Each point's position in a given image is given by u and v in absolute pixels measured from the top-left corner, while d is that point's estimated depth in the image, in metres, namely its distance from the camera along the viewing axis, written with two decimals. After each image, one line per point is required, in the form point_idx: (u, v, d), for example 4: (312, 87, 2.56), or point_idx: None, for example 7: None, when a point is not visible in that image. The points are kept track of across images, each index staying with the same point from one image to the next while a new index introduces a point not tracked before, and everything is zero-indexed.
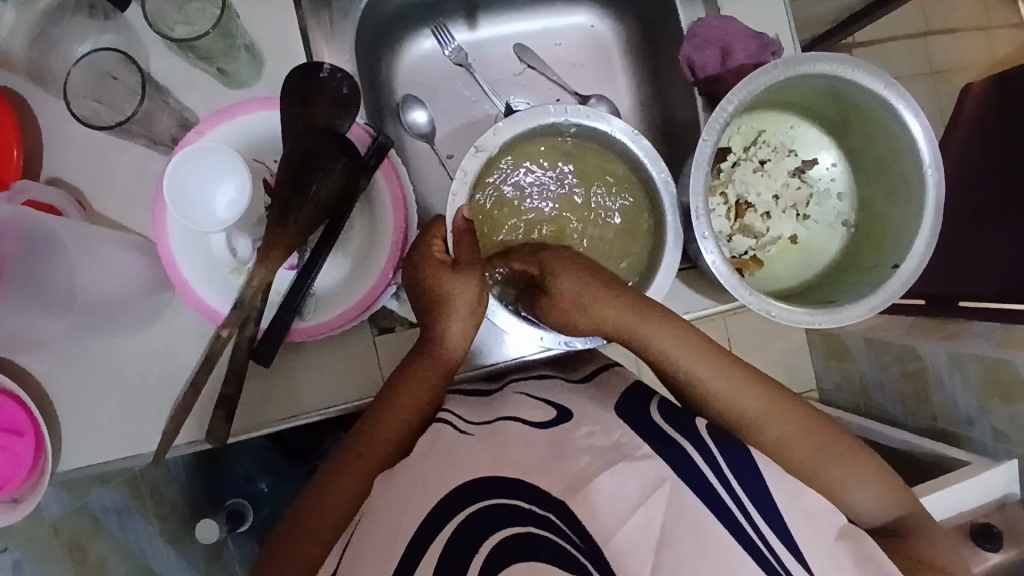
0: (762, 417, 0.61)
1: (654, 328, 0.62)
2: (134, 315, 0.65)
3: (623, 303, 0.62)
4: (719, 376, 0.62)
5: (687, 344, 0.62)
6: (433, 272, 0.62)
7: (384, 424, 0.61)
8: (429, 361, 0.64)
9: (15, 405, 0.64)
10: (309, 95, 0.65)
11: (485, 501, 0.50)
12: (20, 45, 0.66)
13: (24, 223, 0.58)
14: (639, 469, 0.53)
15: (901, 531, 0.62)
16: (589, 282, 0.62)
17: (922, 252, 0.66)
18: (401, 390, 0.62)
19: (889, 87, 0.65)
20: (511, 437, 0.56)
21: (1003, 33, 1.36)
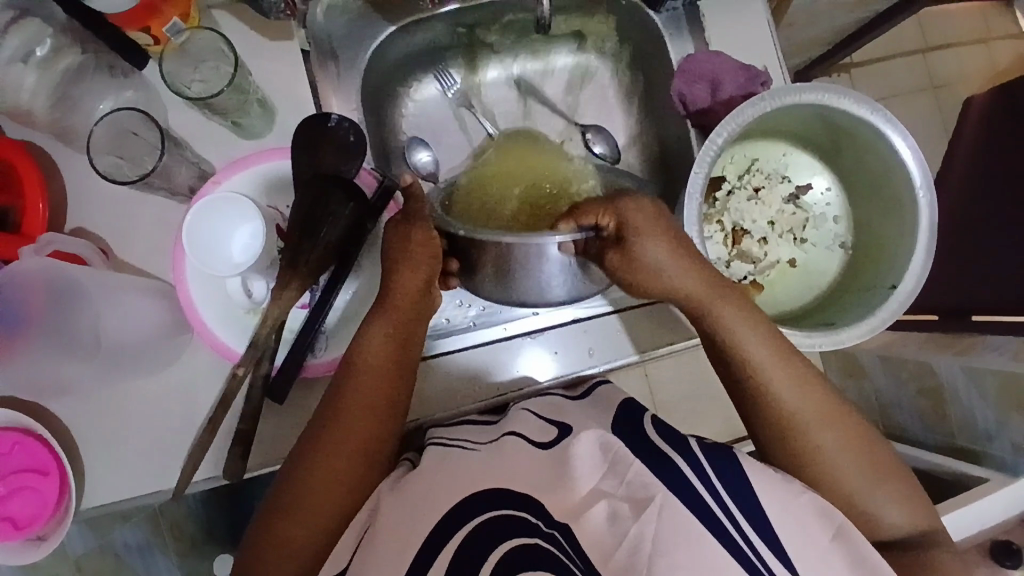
0: (802, 420, 0.61)
1: (731, 318, 0.63)
2: (154, 358, 0.68)
3: (708, 287, 0.63)
4: (784, 377, 0.62)
5: (747, 321, 0.63)
6: (395, 232, 0.65)
7: (343, 436, 0.60)
8: (388, 325, 0.64)
9: (41, 447, 0.67)
10: (317, 144, 0.69)
11: (496, 511, 0.51)
12: (42, 105, 0.68)
13: (51, 275, 0.62)
14: (638, 485, 0.53)
15: (880, 476, 0.61)
16: (674, 254, 0.62)
17: (919, 273, 0.67)
18: (362, 362, 0.63)
19: (876, 113, 0.66)
20: (516, 458, 0.57)
21: (1001, 44, 1.38)
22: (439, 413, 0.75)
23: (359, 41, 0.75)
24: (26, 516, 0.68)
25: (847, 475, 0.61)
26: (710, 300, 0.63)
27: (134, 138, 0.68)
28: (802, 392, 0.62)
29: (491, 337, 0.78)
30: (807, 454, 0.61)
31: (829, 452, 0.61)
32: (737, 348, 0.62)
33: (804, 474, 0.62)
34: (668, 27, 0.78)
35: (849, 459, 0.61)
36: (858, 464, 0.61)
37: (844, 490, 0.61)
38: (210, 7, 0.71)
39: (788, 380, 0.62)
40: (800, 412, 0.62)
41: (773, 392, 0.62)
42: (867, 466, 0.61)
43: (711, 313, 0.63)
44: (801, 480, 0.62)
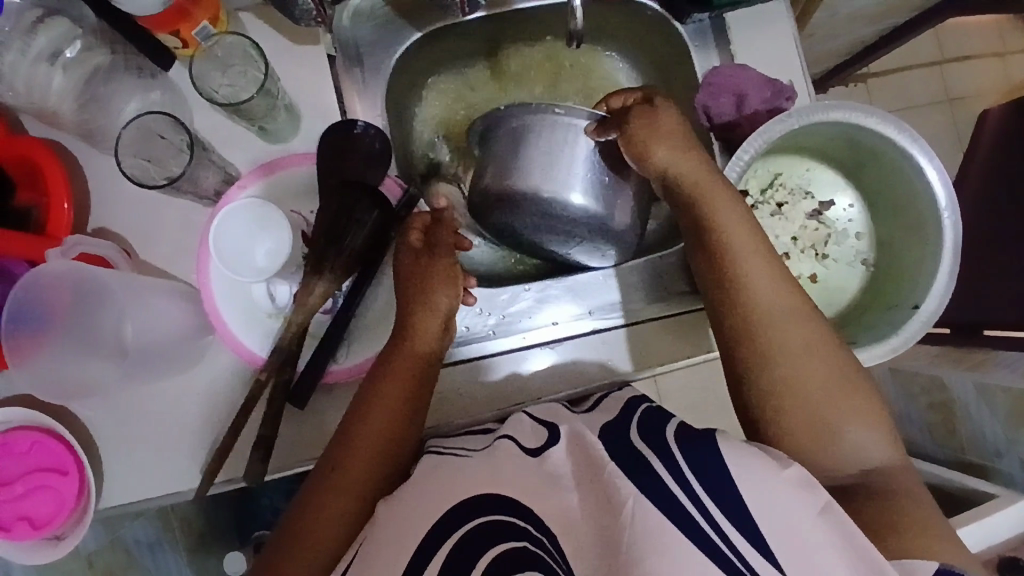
0: (781, 319, 0.59)
1: (730, 213, 0.63)
2: (178, 357, 0.68)
3: (702, 172, 0.65)
4: (765, 273, 0.61)
5: (734, 211, 0.63)
6: (413, 260, 0.67)
7: (360, 442, 0.59)
8: (405, 352, 0.64)
9: (61, 447, 0.67)
10: (344, 150, 0.69)
11: (477, 520, 0.49)
12: (68, 107, 0.67)
13: (78, 277, 0.62)
14: (611, 487, 0.50)
15: (856, 406, 0.57)
16: (679, 142, 0.66)
17: (941, 295, 0.67)
18: (379, 391, 0.62)
19: (902, 133, 0.66)
20: (505, 466, 0.53)
21: (1019, 58, 1.35)
22: (456, 420, 0.75)
23: (386, 49, 0.75)
24: (44, 516, 0.67)
25: (820, 391, 0.57)
26: (702, 185, 0.64)
27: (161, 141, 0.67)
28: (784, 294, 0.60)
29: (509, 345, 0.77)
30: (781, 357, 0.58)
31: (813, 368, 0.57)
32: (731, 241, 0.62)
33: (774, 377, 0.57)
34: (695, 39, 0.78)
35: (831, 384, 0.57)
36: (837, 393, 0.57)
37: (815, 412, 0.56)
38: (237, 10, 0.71)
39: (771, 277, 0.60)
40: (780, 312, 0.59)
41: (750, 284, 0.60)
42: (850, 397, 0.57)
43: (701, 197, 0.64)
44: (765, 387, 0.58)
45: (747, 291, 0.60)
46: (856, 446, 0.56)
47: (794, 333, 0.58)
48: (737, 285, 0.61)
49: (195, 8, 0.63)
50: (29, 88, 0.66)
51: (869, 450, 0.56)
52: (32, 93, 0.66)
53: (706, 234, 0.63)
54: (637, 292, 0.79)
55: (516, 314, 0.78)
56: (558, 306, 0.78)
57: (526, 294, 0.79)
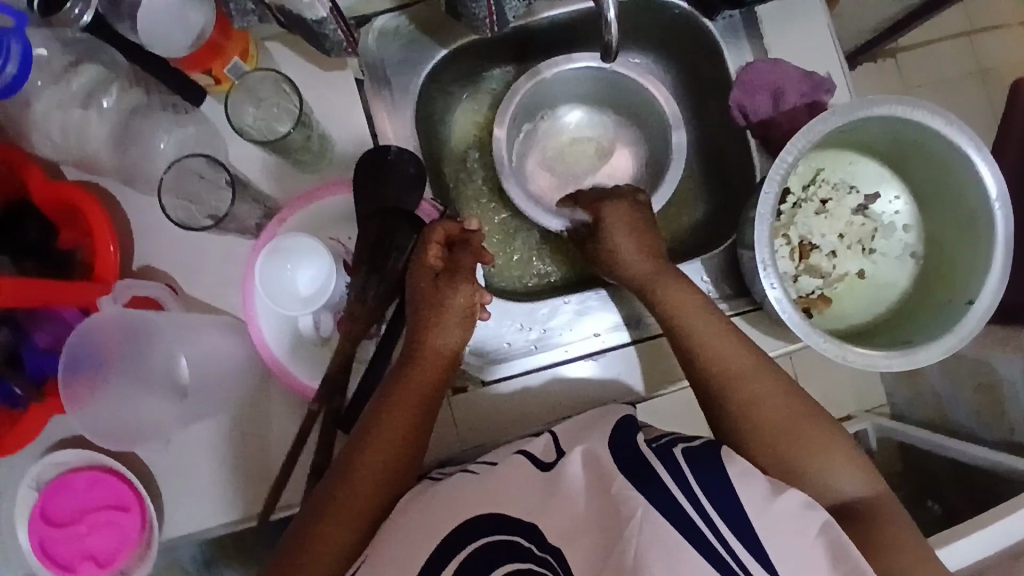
0: (747, 392, 0.60)
1: (666, 285, 0.66)
2: (229, 390, 0.68)
3: (654, 268, 0.67)
4: (728, 350, 0.62)
5: (688, 302, 0.65)
6: (425, 279, 0.65)
7: (364, 466, 0.57)
8: (418, 371, 0.63)
9: (121, 482, 0.68)
10: (380, 176, 0.69)
11: (480, 539, 0.49)
12: (107, 151, 0.67)
13: (126, 319, 0.62)
14: (620, 500, 0.49)
15: (837, 472, 0.57)
16: (631, 240, 0.69)
17: (996, 287, 0.65)
18: (393, 400, 0.61)
19: (951, 125, 0.64)
20: (512, 479, 0.52)
21: None
22: (505, 437, 0.74)
23: (413, 69, 0.74)
24: (109, 552, 0.69)
25: (795, 457, 0.57)
26: (656, 280, 0.67)
27: (200, 181, 0.67)
28: (752, 368, 0.61)
29: (552, 359, 0.76)
30: (758, 421, 0.59)
31: (772, 408, 0.59)
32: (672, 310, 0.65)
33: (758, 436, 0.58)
34: (726, 36, 0.76)
35: (793, 418, 0.59)
36: (803, 426, 0.58)
37: (798, 467, 0.57)
38: (263, 39, 0.70)
39: (735, 355, 0.61)
40: (750, 385, 0.60)
41: (716, 362, 0.62)
42: (813, 431, 0.58)
43: (656, 292, 0.66)
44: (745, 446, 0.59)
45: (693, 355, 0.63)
46: (827, 481, 0.57)
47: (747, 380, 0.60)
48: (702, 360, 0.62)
49: (225, 41, 0.63)
50: (65, 134, 0.66)
51: (841, 482, 0.57)
52: (70, 139, 0.66)
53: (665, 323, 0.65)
54: None
55: (556, 326, 0.77)
56: (596, 317, 0.77)
57: (566, 306, 0.78)
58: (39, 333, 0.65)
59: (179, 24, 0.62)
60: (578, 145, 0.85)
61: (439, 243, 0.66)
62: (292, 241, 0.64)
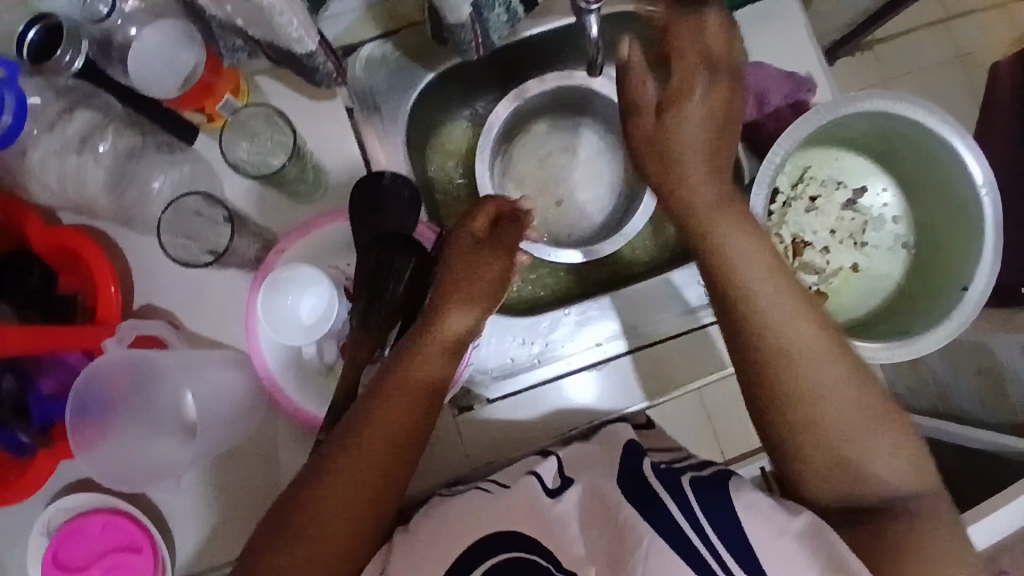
0: (801, 350, 0.55)
1: (732, 220, 0.58)
2: (236, 424, 0.68)
3: (717, 201, 0.59)
4: (781, 305, 0.56)
5: (749, 243, 0.58)
6: (460, 255, 0.60)
7: (356, 471, 0.53)
8: (415, 377, 0.57)
9: (131, 524, 0.67)
10: (377, 202, 0.70)
11: (495, 557, 0.51)
12: (104, 194, 0.68)
13: (132, 360, 0.63)
14: (628, 526, 0.50)
15: (876, 455, 0.54)
16: (701, 146, 0.58)
17: (989, 271, 0.66)
18: (384, 403, 0.55)
19: (933, 116, 0.66)
20: (524, 501, 0.54)
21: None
22: (514, 452, 0.75)
23: (402, 94, 0.75)
24: None
25: (840, 430, 0.54)
26: (715, 218, 0.58)
27: (200, 219, 0.67)
28: (808, 325, 0.56)
29: (556, 371, 0.77)
30: (807, 389, 0.55)
31: (829, 373, 0.55)
32: (733, 261, 0.57)
33: (801, 406, 0.55)
34: None
35: (850, 392, 0.55)
36: (857, 404, 0.55)
37: (835, 446, 0.54)
38: (252, 73, 0.71)
39: (793, 311, 0.56)
40: (800, 344, 0.55)
41: (766, 317, 0.56)
42: (870, 410, 0.55)
43: (714, 233, 0.58)
44: (789, 413, 0.55)
45: (756, 304, 0.56)
46: (871, 461, 0.54)
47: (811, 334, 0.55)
48: (752, 313, 0.56)
49: (217, 80, 0.64)
50: (63, 180, 0.66)
51: (884, 466, 0.54)
52: (67, 186, 0.67)
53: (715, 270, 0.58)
54: (676, 304, 0.79)
55: (560, 337, 0.78)
56: (597, 327, 0.78)
57: (567, 317, 0.78)
58: (46, 379, 0.66)
59: (168, 67, 0.63)
60: (558, 165, 0.86)
61: (490, 214, 0.62)
62: (290, 272, 0.64)
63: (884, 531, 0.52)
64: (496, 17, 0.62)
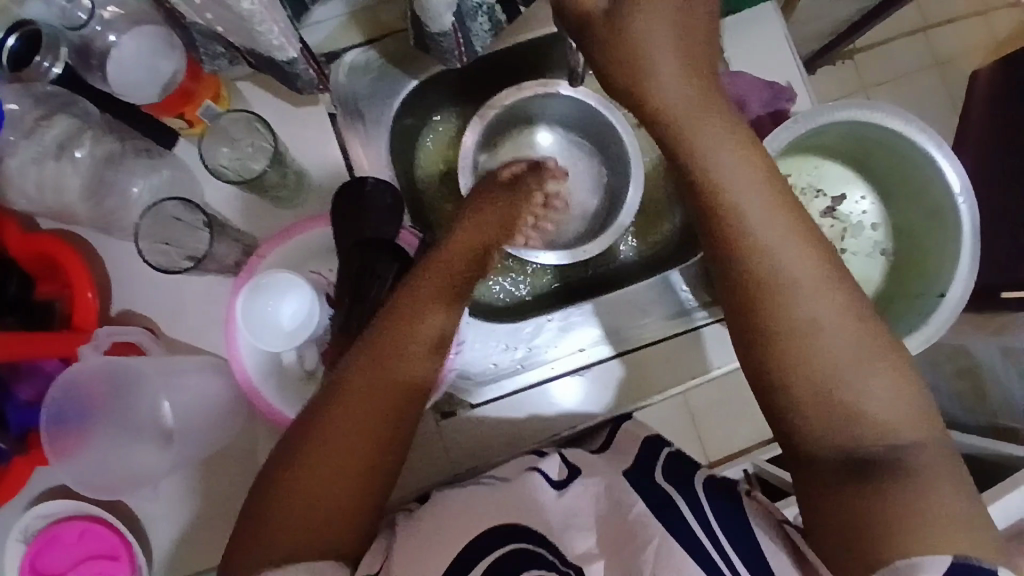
0: (786, 265, 0.52)
1: (709, 128, 0.54)
2: (216, 431, 0.68)
3: (696, 103, 0.54)
4: (767, 219, 0.53)
5: (734, 149, 0.54)
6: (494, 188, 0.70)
7: (342, 419, 0.53)
8: (405, 321, 0.57)
9: (110, 532, 0.66)
10: (359, 208, 0.69)
11: (504, 548, 0.49)
12: (82, 200, 0.67)
13: (110, 368, 0.62)
14: (638, 526, 0.51)
15: (870, 392, 0.50)
16: (681, 51, 0.54)
17: (965, 279, 0.67)
18: (381, 338, 0.56)
19: (909, 124, 0.67)
20: (526, 496, 0.54)
21: (1002, 14, 1.34)
22: (496, 457, 0.76)
23: (385, 99, 0.75)
24: None
25: (831, 359, 0.50)
26: (695, 122, 0.54)
27: (177, 224, 0.66)
28: (795, 242, 0.52)
29: (539, 377, 0.77)
30: (794, 310, 0.51)
31: (814, 298, 0.51)
32: (714, 172, 0.53)
33: (788, 328, 0.51)
34: None
35: (839, 319, 0.51)
36: (846, 329, 0.51)
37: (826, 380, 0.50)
38: (233, 79, 0.70)
39: (779, 225, 0.52)
40: (786, 263, 0.52)
41: (752, 231, 0.52)
42: (858, 340, 0.51)
43: (695, 142, 0.54)
44: (776, 339, 0.51)
45: (740, 221, 0.53)
46: (858, 394, 0.50)
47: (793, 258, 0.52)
48: (735, 226, 0.53)
49: (196, 87, 0.64)
50: (41, 188, 0.66)
51: (872, 400, 0.50)
52: (46, 193, 0.66)
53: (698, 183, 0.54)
54: (656, 311, 0.80)
55: (541, 343, 0.78)
56: (580, 332, 0.78)
57: (550, 323, 0.78)
58: (23, 387, 0.65)
59: (147, 73, 0.62)
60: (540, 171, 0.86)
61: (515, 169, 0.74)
62: (271, 277, 0.64)
63: (888, 487, 0.48)
64: (479, 26, 0.62)
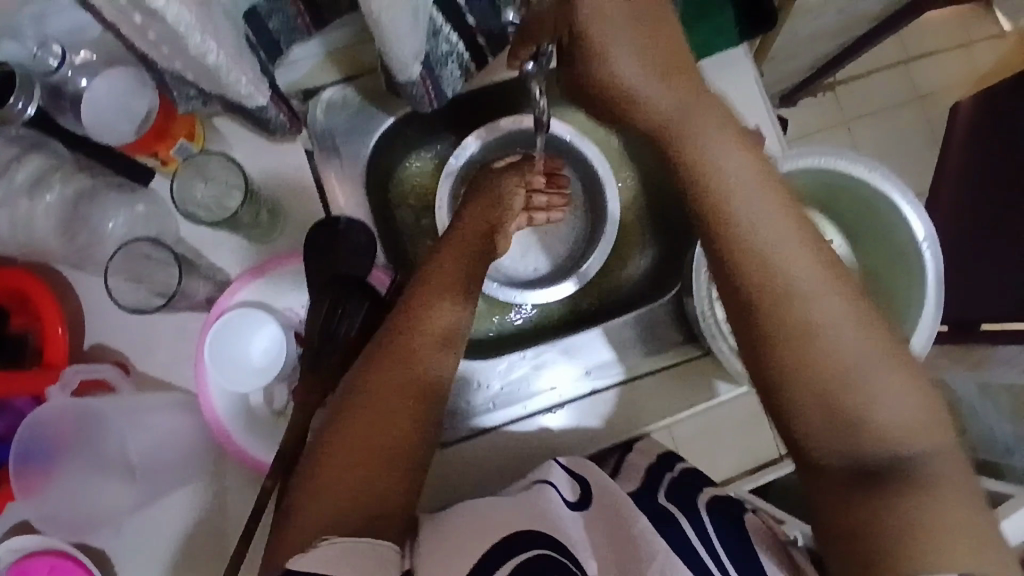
0: (788, 267, 0.52)
1: (711, 141, 0.56)
2: (182, 468, 0.68)
3: (681, 113, 0.57)
4: (770, 222, 0.54)
5: (731, 155, 0.56)
6: (503, 177, 0.71)
7: (363, 403, 0.56)
8: (409, 314, 0.61)
9: (74, 567, 0.64)
10: (331, 247, 0.70)
11: (529, 553, 0.47)
12: (55, 236, 0.68)
13: (78, 408, 0.63)
14: (642, 542, 0.49)
15: (875, 394, 0.49)
16: (649, 68, 0.58)
17: (930, 326, 0.68)
18: (398, 330, 0.60)
19: (873, 171, 0.69)
20: (544, 501, 0.53)
21: (982, 47, 1.36)
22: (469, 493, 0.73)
23: (362, 134, 0.76)
24: None
25: (836, 358, 0.50)
26: (685, 134, 0.57)
27: (147, 261, 0.68)
28: (799, 247, 0.53)
29: (511, 415, 0.76)
30: (799, 310, 0.51)
31: (819, 299, 0.51)
32: (711, 176, 0.55)
33: (792, 328, 0.51)
34: None
35: (844, 318, 0.51)
36: (852, 328, 0.51)
37: (832, 381, 0.50)
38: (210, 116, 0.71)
39: (779, 230, 0.53)
40: (789, 267, 0.52)
41: (751, 237, 0.53)
42: (868, 337, 0.51)
43: (689, 150, 0.56)
44: (778, 340, 0.52)
45: (740, 224, 0.54)
46: (867, 398, 0.49)
47: (796, 258, 0.52)
48: (732, 230, 0.54)
49: (171, 124, 0.64)
50: (14, 223, 0.67)
51: (884, 396, 0.49)
52: (17, 229, 0.67)
53: (697, 191, 0.56)
54: (632, 349, 0.79)
55: (515, 381, 0.78)
56: (555, 370, 0.78)
57: (523, 360, 0.78)
58: None
59: (122, 112, 0.62)
60: None
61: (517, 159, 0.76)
62: (247, 316, 0.67)
63: (900, 484, 0.47)
64: (450, 73, 0.63)
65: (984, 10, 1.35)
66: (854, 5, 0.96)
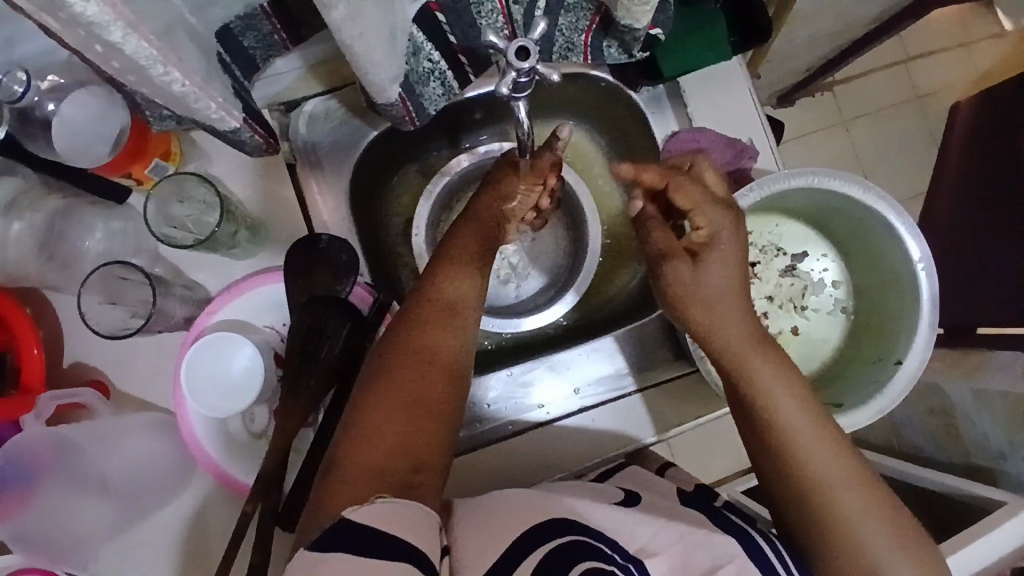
0: (806, 447, 0.54)
1: (756, 353, 0.58)
2: (164, 488, 0.67)
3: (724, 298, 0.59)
4: (791, 399, 0.56)
5: (750, 331, 0.58)
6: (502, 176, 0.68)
7: (384, 392, 0.52)
8: (429, 306, 0.58)
9: None
10: (309, 267, 0.69)
11: (562, 538, 0.45)
12: (29, 254, 0.66)
13: (53, 434, 0.62)
14: (715, 548, 0.50)
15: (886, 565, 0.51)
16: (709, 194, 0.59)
17: (922, 349, 0.66)
18: (414, 323, 0.57)
19: (868, 191, 0.67)
20: (559, 498, 0.53)
21: (983, 46, 1.33)
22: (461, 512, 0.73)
23: (344, 149, 0.74)
24: None
25: (851, 536, 0.52)
26: (716, 323, 0.59)
27: (125, 283, 0.67)
28: (818, 433, 0.55)
29: (496, 437, 0.74)
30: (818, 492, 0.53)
31: (838, 480, 0.53)
32: (735, 344, 0.58)
33: (811, 503, 0.53)
34: (650, 105, 0.77)
35: (859, 501, 0.53)
36: (867, 507, 0.53)
37: (845, 555, 0.52)
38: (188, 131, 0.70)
39: (799, 409, 0.55)
40: (810, 450, 0.54)
41: (774, 412, 0.56)
42: (882, 530, 0.52)
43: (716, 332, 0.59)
44: (796, 513, 0.54)
45: (761, 392, 0.56)
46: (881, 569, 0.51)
47: (817, 444, 0.54)
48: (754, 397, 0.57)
49: (145, 144, 0.63)
50: None
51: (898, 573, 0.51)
52: None
53: (722, 363, 0.59)
54: (624, 363, 0.77)
55: (503, 398, 0.76)
56: (544, 388, 0.76)
57: (511, 377, 0.76)
58: None
59: (95, 134, 0.61)
60: None
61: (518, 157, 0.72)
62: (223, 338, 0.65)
63: None
64: (432, 90, 0.62)
65: (984, 7, 1.33)
66: (851, 8, 0.94)
